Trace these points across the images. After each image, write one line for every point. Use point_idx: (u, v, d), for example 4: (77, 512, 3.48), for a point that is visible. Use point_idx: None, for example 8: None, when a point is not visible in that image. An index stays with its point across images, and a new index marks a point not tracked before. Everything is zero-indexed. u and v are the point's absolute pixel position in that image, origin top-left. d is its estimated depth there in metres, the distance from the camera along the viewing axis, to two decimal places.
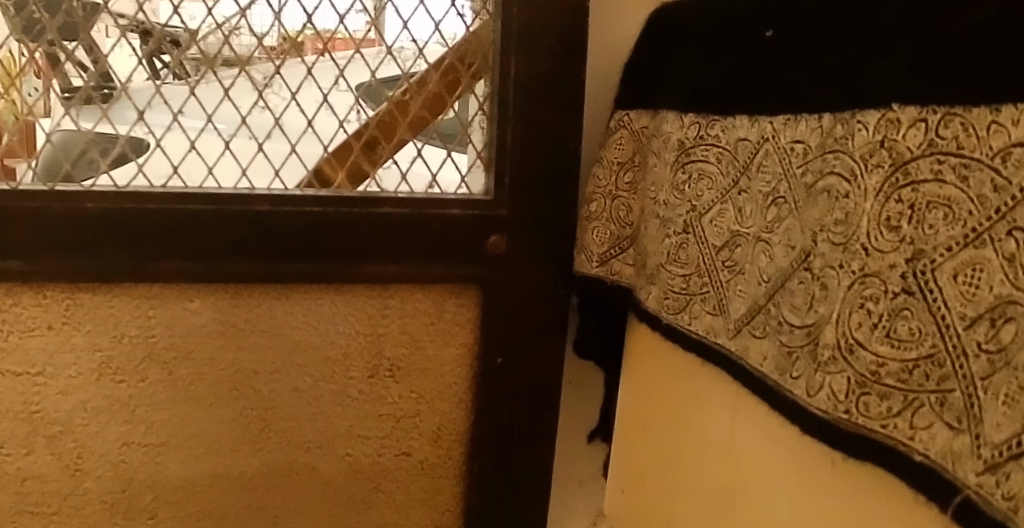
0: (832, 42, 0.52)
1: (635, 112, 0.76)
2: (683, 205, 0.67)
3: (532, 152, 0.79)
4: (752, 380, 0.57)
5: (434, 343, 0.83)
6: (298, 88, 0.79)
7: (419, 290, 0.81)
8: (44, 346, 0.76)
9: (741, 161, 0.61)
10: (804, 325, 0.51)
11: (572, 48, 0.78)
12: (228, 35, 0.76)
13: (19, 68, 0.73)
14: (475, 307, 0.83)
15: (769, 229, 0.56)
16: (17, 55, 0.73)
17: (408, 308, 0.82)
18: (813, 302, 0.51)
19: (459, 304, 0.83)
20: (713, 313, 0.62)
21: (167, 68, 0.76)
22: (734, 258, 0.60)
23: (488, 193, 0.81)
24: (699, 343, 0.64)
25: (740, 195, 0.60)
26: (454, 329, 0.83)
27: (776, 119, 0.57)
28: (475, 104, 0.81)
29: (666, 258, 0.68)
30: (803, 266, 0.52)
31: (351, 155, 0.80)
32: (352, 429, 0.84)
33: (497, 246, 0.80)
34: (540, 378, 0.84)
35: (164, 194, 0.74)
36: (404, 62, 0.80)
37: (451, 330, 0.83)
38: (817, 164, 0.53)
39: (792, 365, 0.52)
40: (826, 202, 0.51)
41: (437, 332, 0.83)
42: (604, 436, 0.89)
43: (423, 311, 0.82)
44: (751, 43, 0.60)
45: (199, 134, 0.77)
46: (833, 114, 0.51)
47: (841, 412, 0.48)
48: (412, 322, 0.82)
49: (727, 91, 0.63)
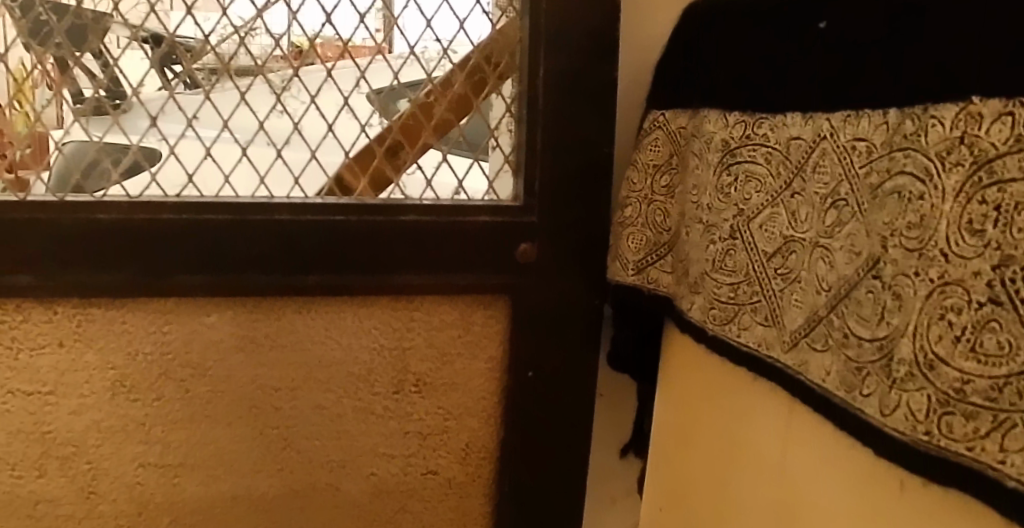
0: (903, 31, 0.48)
1: (671, 112, 0.72)
2: (728, 209, 0.63)
3: (561, 154, 0.75)
4: (813, 396, 0.53)
5: (462, 358, 0.80)
6: (318, 91, 0.75)
7: (446, 301, 0.78)
8: (55, 365, 0.72)
9: (794, 162, 0.57)
10: (875, 338, 0.47)
11: (603, 45, 0.74)
12: (244, 37, 0.73)
13: (29, 77, 0.70)
14: (504, 318, 0.79)
15: (829, 234, 0.53)
16: (28, 65, 0.70)
17: (435, 320, 0.78)
18: (884, 314, 0.47)
19: (487, 316, 0.79)
20: (765, 323, 0.58)
21: (180, 78, 0.73)
22: (788, 265, 0.56)
23: (517, 198, 0.77)
24: (751, 356, 0.60)
25: (793, 197, 0.57)
26: (483, 342, 0.80)
27: (834, 116, 0.53)
28: (502, 106, 0.78)
29: (711, 266, 0.64)
30: (870, 273, 0.48)
31: (374, 161, 0.77)
32: (377, 447, 0.80)
33: (528, 255, 0.77)
34: (572, 391, 0.80)
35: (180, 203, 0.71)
36: (428, 63, 0.77)
37: (480, 342, 0.80)
38: (883, 163, 0.49)
39: (861, 382, 0.48)
40: (896, 204, 0.47)
41: (465, 345, 0.80)
42: (639, 451, 0.85)
43: (450, 323, 0.79)
44: (803, 35, 0.56)
45: (215, 141, 0.74)
46: (901, 109, 0.47)
47: (920, 433, 0.44)
48: (438, 335, 0.79)
49: (776, 86, 0.59)
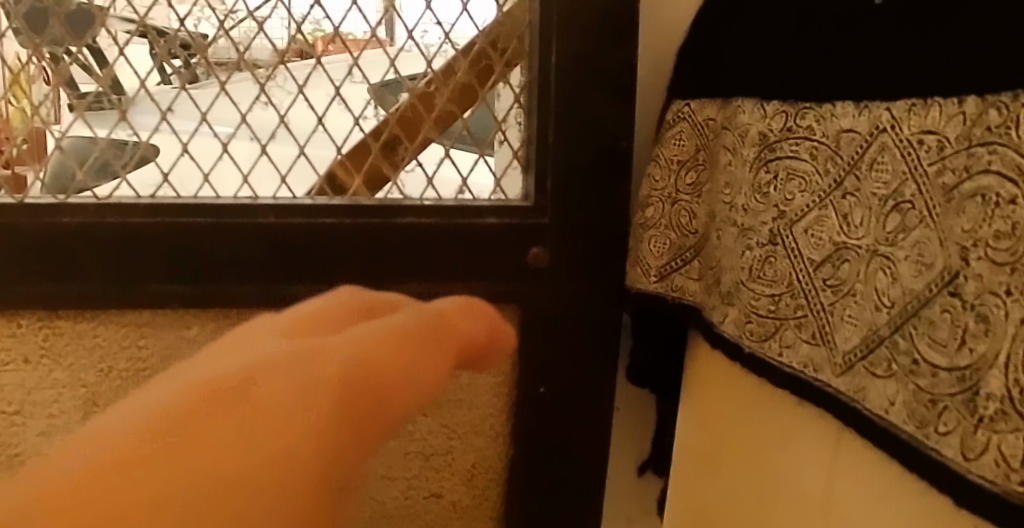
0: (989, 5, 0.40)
1: (697, 101, 0.64)
2: (767, 211, 0.55)
3: (575, 148, 0.68)
4: (874, 429, 0.46)
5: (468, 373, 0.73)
6: (306, 81, 0.68)
7: None
8: (21, 383, 0.65)
9: (846, 158, 0.49)
10: (955, 367, 0.40)
11: (623, 27, 0.66)
12: (224, 21, 0.66)
13: (25, 72, 0.64)
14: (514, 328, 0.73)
15: (891, 242, 0.46)
16: (24, 59, 0.64)
17: None
18: (965, 338, 0.40)
19: None
20: (813, 342, 0.51)
21: (180, 72, 0.66)
22: (839, 276, 0.49)
23: (527, 198, 0.70)
24: (794, 378, 0.53)
25: (845, 198, 0.49)
26: None
27: (896, 104, 0.46)
28: (510, 96, 0.70)
29: (747, 275, 0.57)
30: (946, 289, 0.41)
31: (370, 158, 0.70)
32: (375, 469, 0.74)
33: (539, 260, 0.70)
34: (587, 409, 0.73)
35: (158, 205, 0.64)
36: (428, 49, 0.70)
37: None
38: (959, 160, 0.41)
39: (937, 417, 0.41)
40: (977, 209, 0.40)
41: None
42: (658, 470, 0.78)
43: None
44: (857, 12, 0.49)
45: (193, 137, 0.67)
46: (982, 96, 0.40)
47: (1015, 484, 0.37)
48: None
49: (823, 70, 0.51)
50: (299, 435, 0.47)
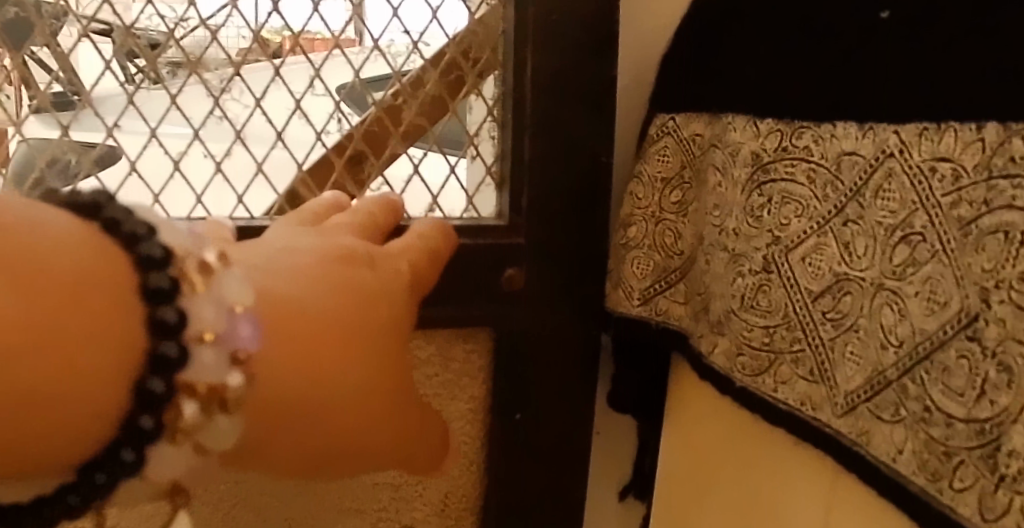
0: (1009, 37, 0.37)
1: (682, 116, 0.60)
2: (760, 236, 0.52)
3: (551, 163, 0.64)
4: (880, 477, 0.43)
5: (439, 399, 0.69)
6: (264, 94, 0.64)
7: (420, 335, 0.67)
8: None
9: (846, 183, 0.46)
10: (974, 419, 0.37)
11: (603, 38, 0.62)
12: (174, 29, 0.60)
13: None
14: (488, 353, 0.70)
15: (898, 276, 0.42)
16: None
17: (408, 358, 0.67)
18: (985, 388, 0.36)
19: (468, 351, 0.69)
20: (811, 379, 0.48)
21: (142, 73, 0.61)
22: (840, 310, 0.46)
23: (502, 216, 0.66)
24: (790, 416, 0.50)
25: (845, 226, 0.46)
26: (463, 381, 0.70)
27: (905, 128, 0.42)
28: (483, 109, 0.66)
29: (739, 304, 0.53)
30: (962, 332, 0.38)
31: (333, 175, 0.65)
32: (343, 501, 0.69)
33: (515, 282, 0.65)
34: (565, 435, 0.70)
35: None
36: (395, 58, 0.65)
37: (460, 381, 0.69)
38: (977, 192, 0.38)
39: (953, 471, 0.38)
40: (999, 247, 0.36)
41: (443, 386, 0.69)
42: (640, 493, 0.73)
43: (426, 360, 0.68)
44: (857, 29, 0.46)
45: (140, 156, 0.62)
46: (1004, 125, 0.37)
47: None
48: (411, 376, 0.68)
49: (820, 91, 0.48)
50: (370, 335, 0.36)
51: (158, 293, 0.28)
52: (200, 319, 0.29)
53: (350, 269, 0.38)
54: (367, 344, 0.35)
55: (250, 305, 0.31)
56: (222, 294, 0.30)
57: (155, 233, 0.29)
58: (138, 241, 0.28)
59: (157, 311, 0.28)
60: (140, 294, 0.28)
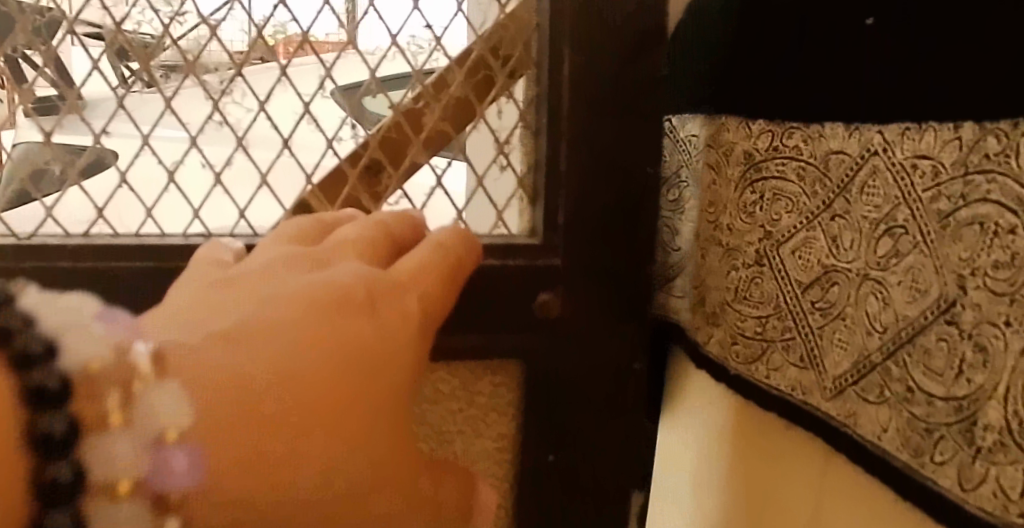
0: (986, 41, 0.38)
1: (681, 117, 0.64)
2: (753, 231, 0.55)
3: (596, 186, 0.61)
4: (866, 454, 0.46)
5: (463, 437, 0.67)
6: (268, 97, 0.63)
7: (442, 367, 0.65)
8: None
9: (835, 180, 0.49)
10: (952, 397, 0.40)
11: (646, 33, 0.59)
12: (169, 25, 0.60)
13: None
14: (516, 386, 0.66)
15: (882, 266, 0.45)
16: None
17: (429, 391, 0.66)
18: (963, 368, 0.39)
19: (495, 384, 0.66)
20: (801, 365, 0.51)
21: (136, 75, 0.61)
22: (828, 299, 0.49)
23: (535, 234, 0.63)
24: (783, 402, 0.53)
25: (833, 220, 0.49)
26: (490, 416, 0.67)
27: (887, 128, 0.45)
28: (514, 113, 0.65)
29: (734, 295, 0.56)
30: (942, 317, 0.41)
31: (346, 186, 0.65)
32: None
33: (549, 308, 0.62)
34: (602, 464, 0.66)
35: (70, 246, 0.59)
36: (416, 56, 0.64)
37: (485, 416, 0.67)
38: (955, 187, 0.41)
39: (933, 446, 0.41)
40: (976, 238, 0.39)
41: (466, 421, 0.67)
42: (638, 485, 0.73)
43: (448, 395, 0.66)
44: (848, 32, 0.47)
45: (131, 166, 0.62)
46: (979, 125, 0.39)
47: (1014, 516, 0.36)
48: (432, 411, 0.66)
49: (809, 94, 0.50)
50: (367, 404, 0.38)
51: (48, 441, 0.29)
52: (115, 471, 0.31)
53: (353, 320, 0.39)
54: (368, 403, 0.38)
55: (188, 430, 0.33)
56: (144, 425, 0.32)
57: (36, 323, 0.31)
58: (30, 368, 0.29)
59: (49, 467, 0.29)
60: (30, 441, 0.29)
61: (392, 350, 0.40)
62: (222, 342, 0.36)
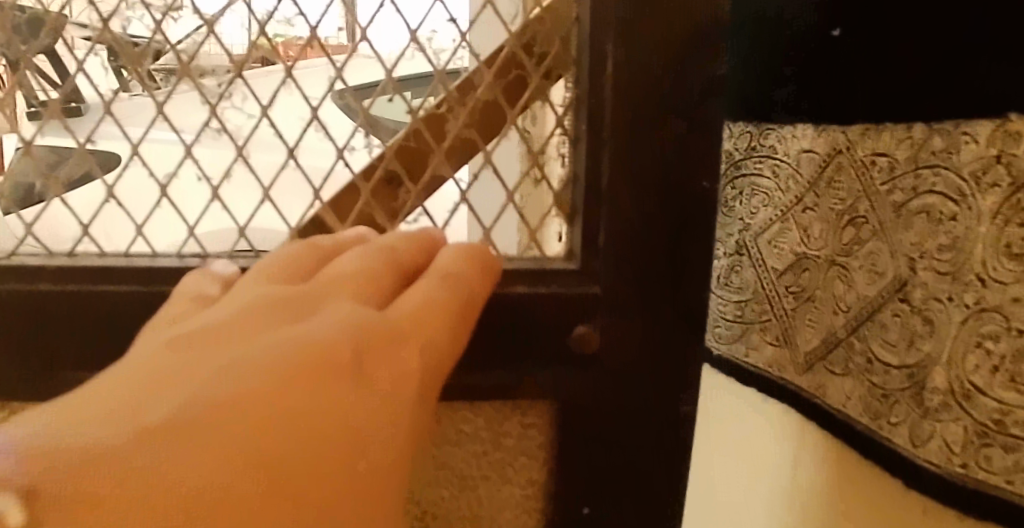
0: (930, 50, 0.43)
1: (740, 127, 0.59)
2: (732, 225, 0.60)
3: (642, 198, 0.58)
4: (832, 420, 0.51)
5: (489, 483, 0.66)
6: (270, 101, 0.64)
7: (467, 407, 0.64)
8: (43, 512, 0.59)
9: (807, 176, 0.54)
10: (904, 365, 0.45)
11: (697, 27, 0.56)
12: (161, 21, 0.61)
13: None
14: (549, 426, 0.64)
15: (847, 253, 0.50)
16: None
17: (454, 432, 0.65)
18: (914, 339, 0.45)
19: (526, 425, 0.64)
20: (775, 344, 0.56)
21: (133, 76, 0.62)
22: (801, 283, 0.54)
23: (573, 257, 0.61)
24: (759, 376, 0.58)
25: (805, 212, 0.54)
26: (520, 460, 0.65)
27: (849, 129, 0.50)
28: (553, 121, 0.64)
29: (716, 283, 0.62)
30: (897, 296, 0.46)
31: (358, 203, 0.63)
32: None
33: (589, 342, 0.60)
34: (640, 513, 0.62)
35: (51, 263, 0.60)
36: (438, 55, 0.64)
37: (516, 461, 0.65)
38: (908, 180, 0.46)
39: (889, 409, 0.46)
40: (925, 225, 0.45)
41: (492, 465, 0.66)
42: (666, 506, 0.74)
43: (476, 437, 0.65)
44: (816, 42, 0.52)
45: (119, 179, 0.64)
46: (927, 124, 0.44)
47: (956, 466, 0.42)
48: (456, 454, 0.65)
49: (782, 99, 0.55)
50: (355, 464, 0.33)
51: None
52: None
53: (334, 364, 0.34)
54: (362, 469, 0.33)
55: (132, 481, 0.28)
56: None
57: None
58: None
59: None
60: None
61: (380, 424, 0.34)
62: (164, 411, 0.30)
